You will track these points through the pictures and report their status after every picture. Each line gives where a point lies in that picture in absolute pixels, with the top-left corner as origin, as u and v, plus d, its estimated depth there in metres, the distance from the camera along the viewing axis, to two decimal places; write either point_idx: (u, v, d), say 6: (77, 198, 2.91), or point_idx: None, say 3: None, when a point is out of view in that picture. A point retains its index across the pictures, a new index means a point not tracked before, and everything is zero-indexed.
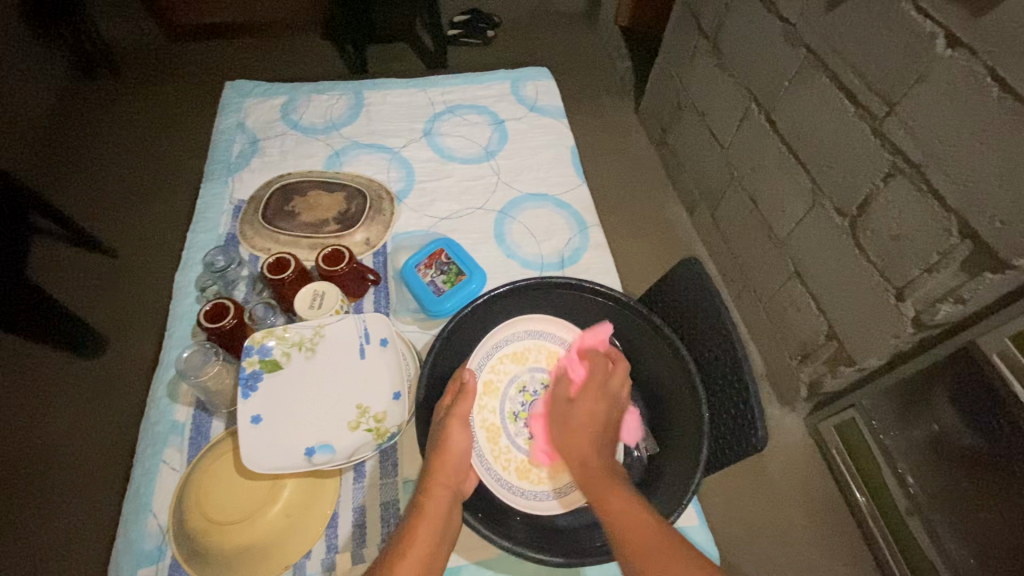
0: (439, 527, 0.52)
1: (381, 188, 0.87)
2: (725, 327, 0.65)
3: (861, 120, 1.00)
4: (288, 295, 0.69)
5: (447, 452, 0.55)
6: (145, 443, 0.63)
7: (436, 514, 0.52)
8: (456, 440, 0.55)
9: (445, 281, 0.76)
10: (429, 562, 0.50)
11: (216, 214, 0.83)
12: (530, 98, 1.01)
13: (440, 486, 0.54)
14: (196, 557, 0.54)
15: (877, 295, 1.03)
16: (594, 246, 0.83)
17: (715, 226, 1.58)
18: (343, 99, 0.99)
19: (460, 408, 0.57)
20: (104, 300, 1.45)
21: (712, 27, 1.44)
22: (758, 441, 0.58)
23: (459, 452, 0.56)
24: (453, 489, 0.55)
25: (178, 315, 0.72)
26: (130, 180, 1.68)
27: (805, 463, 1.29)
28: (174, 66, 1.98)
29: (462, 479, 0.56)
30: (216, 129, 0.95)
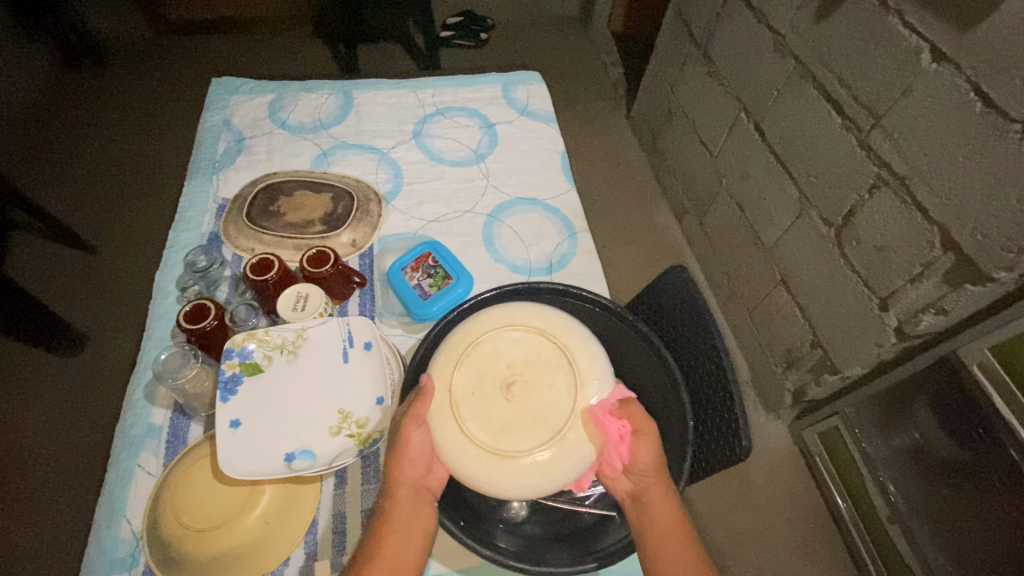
0: (410, 520, 0.54)
1: (369, 190, 0.86)
2: (710, 335, 0.65)
3: (847, 131, 1.01)
4: (272, 295, 0.68)
5: (410, 453, 0.54)
6: (119, 447, 0.61)
7: (403, 513, 0.54)
8: (412, 442, 0.53)
9: (432, 284, 0.76)
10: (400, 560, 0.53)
11: (199, 213, 0.82)
12: (521, 102, 1.01)
13: (404, 487, 0.54)
14: (171, 566, 0.52)
15: (861, 304, 1.04)
16: (582, 251, 0.83)
17: (703, 232, 1.59)
18: (332, 98, 0.98)
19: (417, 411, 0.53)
20: (83, 297, 1.42)
21: (704, 36, 1.45)
22: (742, 450, 0.58)
23: (420, 452, 0.54)
24: (419, 483, 0.55)
25: (158, 314, 0.71)
26: (114, 175, 1.65)
27: (788, 470, 1.30)
28: (160, 59, 1.96)
29: (424, 474, 0.55)
30: (201, 125, 0.93)
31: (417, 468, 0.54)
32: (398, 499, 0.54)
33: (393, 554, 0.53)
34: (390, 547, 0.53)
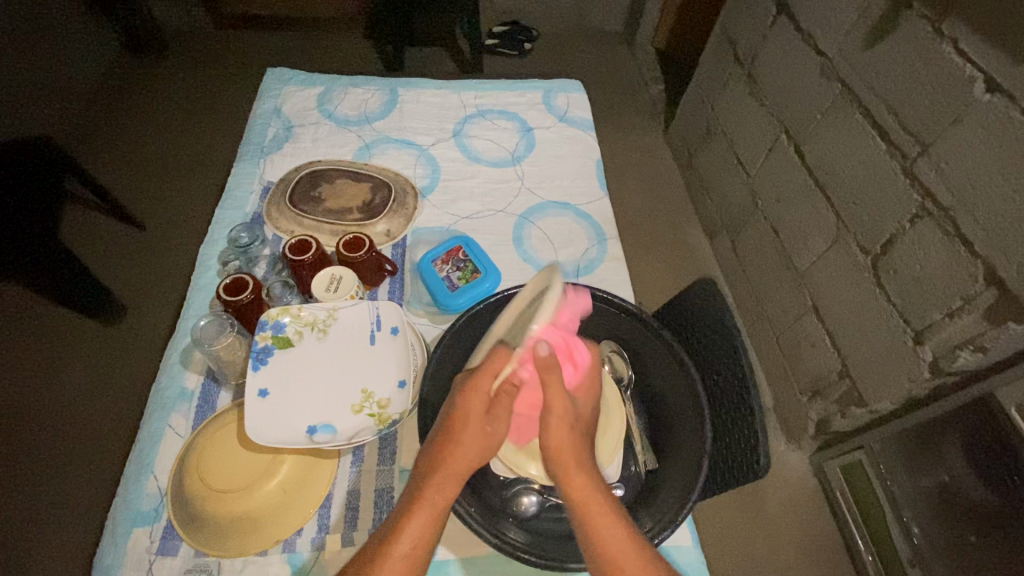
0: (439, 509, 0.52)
1: (407, 182, 0.88)
2: (734, 348, 0.64)
3: (891, 159, 0.99)
4: (306, 276, 0.70)
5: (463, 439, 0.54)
6: (153, 407, 0.64)
7: (433, 500, 0.52)
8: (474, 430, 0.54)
9: (460, 277, 0.76)
10: (420, 551, 0.50)
11: (245, 193, 0.86)
12: (561, 109, 1.03)
13: (448, 476, 0.53)
14: (192, 525, 0.54)
15: (895, 336, 1.02)
16: (610, 258, 0.83)
17: (734, 252, 1.57)
18: (378, 93, 1.02)
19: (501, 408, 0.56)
20: (128, 270, 1.49)
21: (748, 56, 1.45)
22: (760, 468, 0.57)
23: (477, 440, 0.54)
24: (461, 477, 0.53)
25: (198, 285, 0.74)
26: (165, 157, 1.73)
27: (805, 503, 1.26)
28: (218, 50, 2.06)
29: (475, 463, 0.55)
30: (254, 112, 0.98)
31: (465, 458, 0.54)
32: (434, 486, 0.52)
33: (412, 544, 0.50)
34: (410, 535, 0.50)
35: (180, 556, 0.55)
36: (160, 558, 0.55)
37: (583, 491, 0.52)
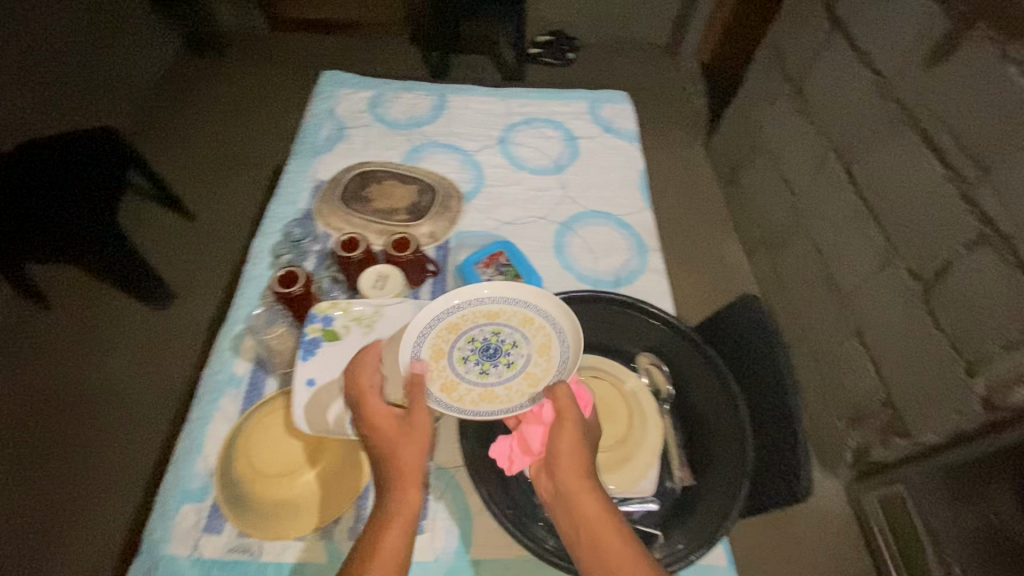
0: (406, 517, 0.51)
1: (452, 186, 0.90)
2: (778, 368, 0.63)
3: (948, 182, 0.97)
4: (355, 273, 0.73)
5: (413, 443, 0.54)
6: (204, 390, 0.67)
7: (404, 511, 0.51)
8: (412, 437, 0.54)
9: (502, 281, 0.77)
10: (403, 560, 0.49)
11: (297, 190, 0.89)
12: (607, 120, 1.03)
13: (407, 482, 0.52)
14: (240, 506, 0.57)
15: (945, 365, 0.98)
16: (652, 270, 0.83)
17: (774, 270, 1.54)
18: (427, 98, 1.04)
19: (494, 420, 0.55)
20: (179, 258, 1.56)
21: (798, 72, 1.43)
22: (801, 491, 0.56)
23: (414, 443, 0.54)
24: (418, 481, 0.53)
25: (251, 276, 0.77)
26: (219, 152, 1.81)
27: (838, 534, 1.22)
28: (272, 51, 2.15)
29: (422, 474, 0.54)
30: (309, 112, 1.01)
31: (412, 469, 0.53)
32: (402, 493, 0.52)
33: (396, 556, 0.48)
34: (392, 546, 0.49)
35: (224, 535, 0.57)
36: (206, 535, 0.57)
37: (586, 502, 0.50)
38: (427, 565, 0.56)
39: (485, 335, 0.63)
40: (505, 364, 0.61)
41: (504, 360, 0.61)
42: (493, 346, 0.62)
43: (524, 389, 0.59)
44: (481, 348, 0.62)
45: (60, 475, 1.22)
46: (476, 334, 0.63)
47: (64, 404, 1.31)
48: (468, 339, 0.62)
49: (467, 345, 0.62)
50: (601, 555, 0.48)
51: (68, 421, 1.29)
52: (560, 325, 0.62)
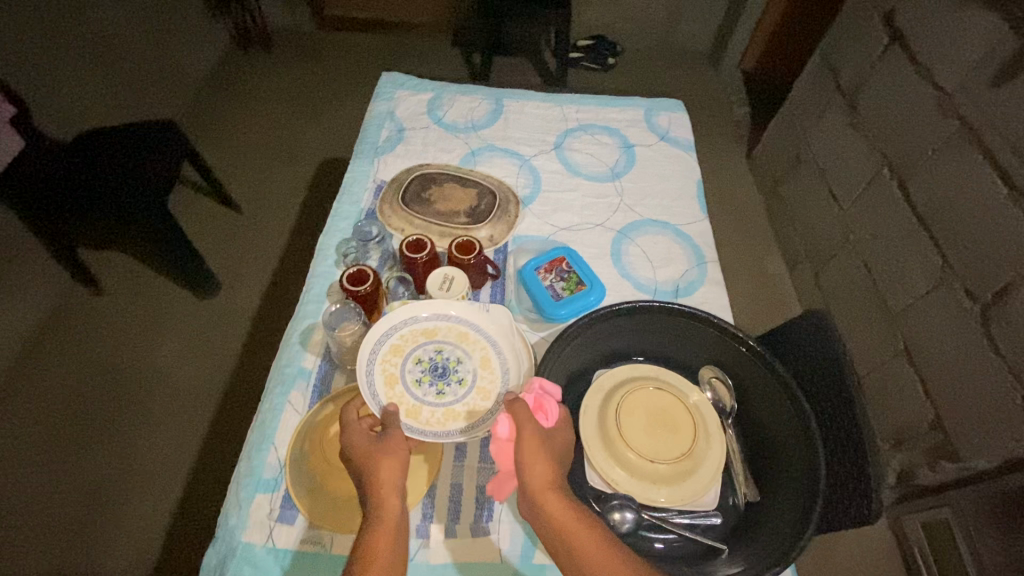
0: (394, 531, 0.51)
1: (510, 191, 0.91)
2: (848, 388, 0.63)
3: (1014, 204, 0.95)
4: (421, 274, 0.74)
5: (394, 458, 0.54)
6: (275, 383, 0.68)
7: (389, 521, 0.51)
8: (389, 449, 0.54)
9: (564, 288, 0.77)
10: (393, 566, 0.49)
11: (360, 190, 0.90)
12: (662, 129, 1.03)
13: (390, 496, 0.52)
14: (311, 497, 0.59)
15: (1003, 391, 0.96)
16: (709, 281, 0.83)
17: (816, 284, 1.52)
18: (484, 102, 1.05)
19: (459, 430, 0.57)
20: (226, 249, 1.60)
21: (851, 85, 1.41)
22: (871, 513, 0.56)
23: (393, 459, 0.54)
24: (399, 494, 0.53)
25: (317, 273, 0.79)
26: (265, 146, 1.85)
27: (879, 556, 1.20)
28: (317, 49, 2.18)
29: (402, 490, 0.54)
30: (368, 113, 1.03)
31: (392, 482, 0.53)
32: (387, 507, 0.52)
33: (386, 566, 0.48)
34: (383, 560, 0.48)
35: (296, 526, 0.58)
36: (279, 525, 0.59)
37: (557, 507, 0.51)
38: (493, 565, 0.57)
39: (429, 354, 0.66)
40: (456, 381, 0.64)
41: (454, 378, 0.65)
42: (439, 365, 0.65)
43: (479, 402, 0.63)
44: (430, 369, 0.65)
45: (111, 456, 1.26)
46: (420, 355, 0.66)
47: (115, 387, 1.35)
48: (415, 360, 0.65)
49: (415, 368, 0.65)
50: (580, 563, 0.49)
51: (118, 404, 1.32)
52: (495, 340, 0.67)
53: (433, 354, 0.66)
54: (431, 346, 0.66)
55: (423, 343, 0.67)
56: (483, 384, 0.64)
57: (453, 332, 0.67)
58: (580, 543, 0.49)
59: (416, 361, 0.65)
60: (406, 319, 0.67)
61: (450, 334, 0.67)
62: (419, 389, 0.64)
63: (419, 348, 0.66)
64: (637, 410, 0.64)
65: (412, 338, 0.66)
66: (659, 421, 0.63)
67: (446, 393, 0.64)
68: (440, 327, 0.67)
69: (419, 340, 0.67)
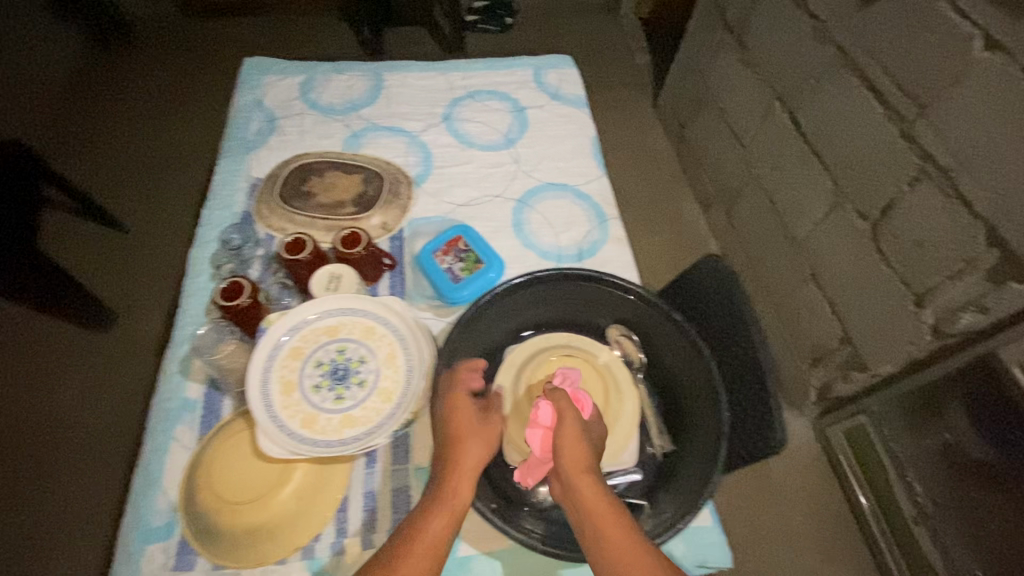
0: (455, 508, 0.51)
1: (399, 171, 0.85)
2: (746, 327, 0.63)
3: (889, 121, 0.98)
4: (306, 275, 0.68)
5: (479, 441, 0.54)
6: (156, 419, 0.62)
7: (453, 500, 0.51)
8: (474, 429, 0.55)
9: (463, 268, 0.73)
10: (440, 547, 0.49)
11: (232, 192, 0.82)
12: (553, 86, 1.00)
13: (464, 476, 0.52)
14: (207, 535, 0.54)
15: (896, 301, 1.02)
16: (613, 239, 0.82)
17: (730, 224, 1.57)
18: (362, 79, 0.98)
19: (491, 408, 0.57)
20: (114, 274, 1.45)
21: (738, 21, 1.42)
22: (776, 443, 0.57)
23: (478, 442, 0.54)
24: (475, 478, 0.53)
25: (192, 292, 0.71)
26: (143, 155, 1.67)
27: (810, 469, 1.28)
28: (187, 39, 1.98)
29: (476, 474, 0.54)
30: (234, 105, 0.93)
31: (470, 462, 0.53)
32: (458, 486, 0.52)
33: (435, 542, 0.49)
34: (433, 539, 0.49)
35: (198, 571, 0.54)
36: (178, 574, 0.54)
37: (591, 491, 0.51)
38: None
39: (331, 355, 0.60)
40: (357, 384, 0.58)
41: (357, 380, 0.59)
42: (340, 367, 0.59)
43: (379, 406, 0.58)
44: (329, 372, 0.59)
45: (19, 521, 1.14)
46: (321, 357, 0.59)
47: (11, 446, 1.22)
48: (314, 364, 0.59)
49: (314, 372, 0.58)
50: (601, 542, 0.49)
51: (18, 463, 1.20)
52: (402, 333, 0.61)
53: (336, 355, 0.60)
54: (333, 346, 0.60)
55: (324, 342, 0.60)
56: (390, 385, 0.59)
57: (356, 328, 0.61)
58: (607, 523, 0.50)
59: (317, 364, 0.59)
60: (306, 317, 0.60)
61: (354, 330, 0.61)
62: (317, 395, 0.57)
63: (320, 350, 0.60)
64: (555, 379, 0.64)
65: (311, 337, 0.60)
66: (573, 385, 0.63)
67: (350, 397, 0.58)
68: (343, 324, 0.61)
69: (320, 339, 0.60)
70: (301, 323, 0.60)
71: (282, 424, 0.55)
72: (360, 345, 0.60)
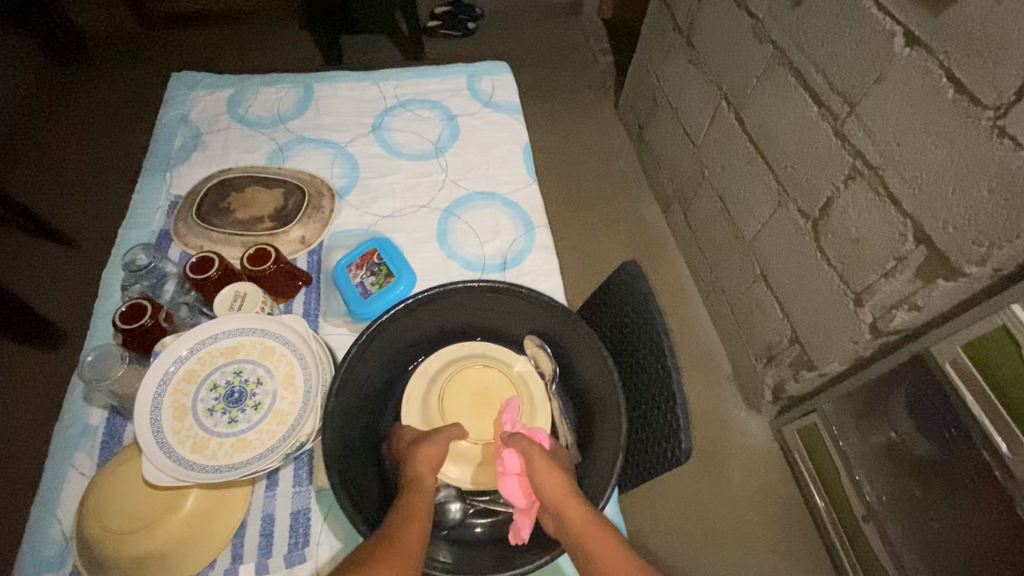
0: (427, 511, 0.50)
1: (323, 184, 0.84)
2: (657, 333, 0.62)
3: (823, 120, 0.98)
4: (214, 294, 0.68)
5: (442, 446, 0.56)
6: (55, 447, 0.60)
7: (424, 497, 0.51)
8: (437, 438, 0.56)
9: (373, 283, 0.73)
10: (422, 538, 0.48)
11: (151, 210, 0.81)
12: (486, 93, 0.99)
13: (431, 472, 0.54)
14: (93, 565, 0.53)
15: (837, 299, 1.02)
16: (538, 247, 0.81)
17: (687, 224, 1.56)
18: (292, 91, 0.97)
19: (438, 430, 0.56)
20: (63, 291, 1.43)
21: (686, 22, 1.42)
22: (682, 454, 0.56)
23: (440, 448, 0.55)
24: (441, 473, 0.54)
25: (101, 313, 0.70)
26: (96, 171, 1.65)
27: (767, 468, 1.28)
28: (146, 51, 1.96)
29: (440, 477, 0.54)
30: (159, 121, 0.92)
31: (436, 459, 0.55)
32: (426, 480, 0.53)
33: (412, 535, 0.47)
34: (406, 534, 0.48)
35: None
36: None
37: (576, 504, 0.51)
38: None
39: (228, 378, 0.59)
40: (252, 407, 0.58)
41: (252, 402, 0.58)
42: (237, 389, 0.59)
43: (274, 427, 0.57)
44: (224, 395, 0.58)
45: None
46: (217, 379, 0.59)
47: None
48: (209, 387, 0.58)
49: (209, 395, 0.58)
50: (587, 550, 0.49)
51: None
52: (301, 352, 0.61)
53: (232, 377, 0.59)
54: (230, 367, 0.59)
55: (221, 364, 0.60)
56: (286, 406, 0.58)
57: (255, 348, 0.61)
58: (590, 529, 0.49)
59: (212, 387, 0.58)
60: (203, 340, 0.60)
61: (253, 351, 0.60)
62: (210, 419, 0.57)
63: (216, 372, 0.59)
64: (473, 392, 0.63)
65: (207, 359, 0.59)
66: (488, 398, 0.63)
67: (244, 419, 0.57)
68: (242, 344, 0.61)
69: (216, 362, 0.60)
70: (197, 346, 0.60)
71: (169, 449, 0.54)
72: (257, 365, 0.60)
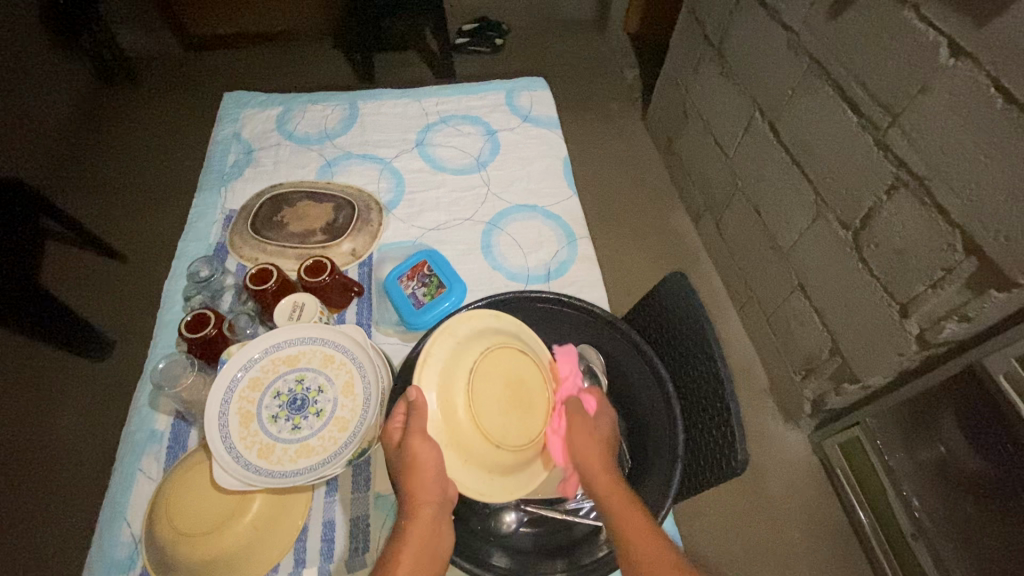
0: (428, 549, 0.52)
1: (370, 199, 0.87)
2: (710, 346, 0.62)
3: (864, 131, 0.97)
4: (272, 305, 0.70)
5: (416, 470, 0.53)
6: (124, 451, 0.63)
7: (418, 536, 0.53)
8: (420, 458, 0.53)
9: (425, 293, 0.76)
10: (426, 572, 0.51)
11: (206, 224, 0.84)
12: (525, 108, 1.01)
13: (423, 506, 0.54)
14: (162, 567, 0.54)
15: (881, 311, 1.00)
16: (581, 258, 0.82)
17: (720, 235, 1.56)
18: (337, 109, 1.00)
19: (417, 423, 0.54)
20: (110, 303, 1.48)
21: (717, 35, 1.43)
22: (738, 464, 0.55)
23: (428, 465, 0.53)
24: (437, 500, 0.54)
25: (164, 323, 0.73)
26: (141, 186, 1.72)
27: (808, 483, 1.25)
28: (188, 73, 2.05)
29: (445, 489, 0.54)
30: (212, 138, 0.96)
31: (432, 485, 0.54)
32: (418, 517, 0.53)
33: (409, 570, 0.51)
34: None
35: None
36: None
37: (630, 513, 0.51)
38: None
39: (290, 385, 0.61)
40: (314, 413, 0.60)
41: (315, 409, 0.60)
42: (299, 397, 0.61)
43: (335, 434, 0.59)
44: (288, 402, 0.60)
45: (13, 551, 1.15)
46: (280, 387, 0.61)
47: None
48: (273, 394, 0.60)
49: (273, 402, 0.60)
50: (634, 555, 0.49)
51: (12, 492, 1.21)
52: (360, 361, 0.63)
53: (294, 384, 0.61)
54: (292, 375, 0.62)
55: (284, 372, 0.62)
56: (346, 413, 0.60)
57: (316, 356, 0.63)
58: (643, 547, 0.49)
59: (275, 394, 0.60)
60: (266, 348, 0.62)
61: (313, 359, 0.62)
62: (274, 426, 0.59)
63: (279, 379, 0.61)
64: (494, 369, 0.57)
65: (271, 367, 0.62)
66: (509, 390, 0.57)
67: (305, 426, 0.59)
68: (304, 353, 0.63)
69: (278, 370, 0.62)
70: (260, 354, 0.62)
71: (237, 455, 0.56)
72: (318, 373, 0.62)
